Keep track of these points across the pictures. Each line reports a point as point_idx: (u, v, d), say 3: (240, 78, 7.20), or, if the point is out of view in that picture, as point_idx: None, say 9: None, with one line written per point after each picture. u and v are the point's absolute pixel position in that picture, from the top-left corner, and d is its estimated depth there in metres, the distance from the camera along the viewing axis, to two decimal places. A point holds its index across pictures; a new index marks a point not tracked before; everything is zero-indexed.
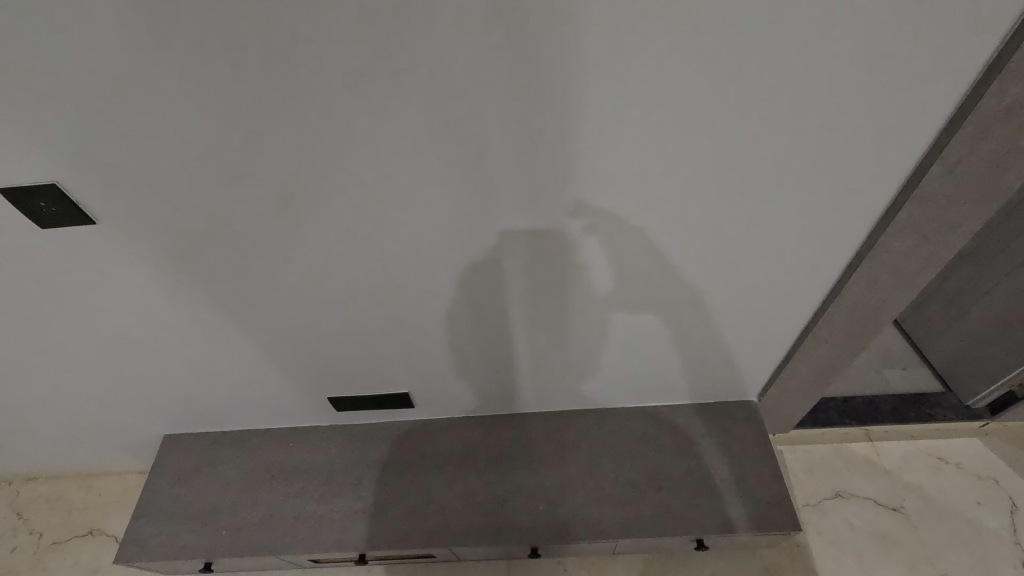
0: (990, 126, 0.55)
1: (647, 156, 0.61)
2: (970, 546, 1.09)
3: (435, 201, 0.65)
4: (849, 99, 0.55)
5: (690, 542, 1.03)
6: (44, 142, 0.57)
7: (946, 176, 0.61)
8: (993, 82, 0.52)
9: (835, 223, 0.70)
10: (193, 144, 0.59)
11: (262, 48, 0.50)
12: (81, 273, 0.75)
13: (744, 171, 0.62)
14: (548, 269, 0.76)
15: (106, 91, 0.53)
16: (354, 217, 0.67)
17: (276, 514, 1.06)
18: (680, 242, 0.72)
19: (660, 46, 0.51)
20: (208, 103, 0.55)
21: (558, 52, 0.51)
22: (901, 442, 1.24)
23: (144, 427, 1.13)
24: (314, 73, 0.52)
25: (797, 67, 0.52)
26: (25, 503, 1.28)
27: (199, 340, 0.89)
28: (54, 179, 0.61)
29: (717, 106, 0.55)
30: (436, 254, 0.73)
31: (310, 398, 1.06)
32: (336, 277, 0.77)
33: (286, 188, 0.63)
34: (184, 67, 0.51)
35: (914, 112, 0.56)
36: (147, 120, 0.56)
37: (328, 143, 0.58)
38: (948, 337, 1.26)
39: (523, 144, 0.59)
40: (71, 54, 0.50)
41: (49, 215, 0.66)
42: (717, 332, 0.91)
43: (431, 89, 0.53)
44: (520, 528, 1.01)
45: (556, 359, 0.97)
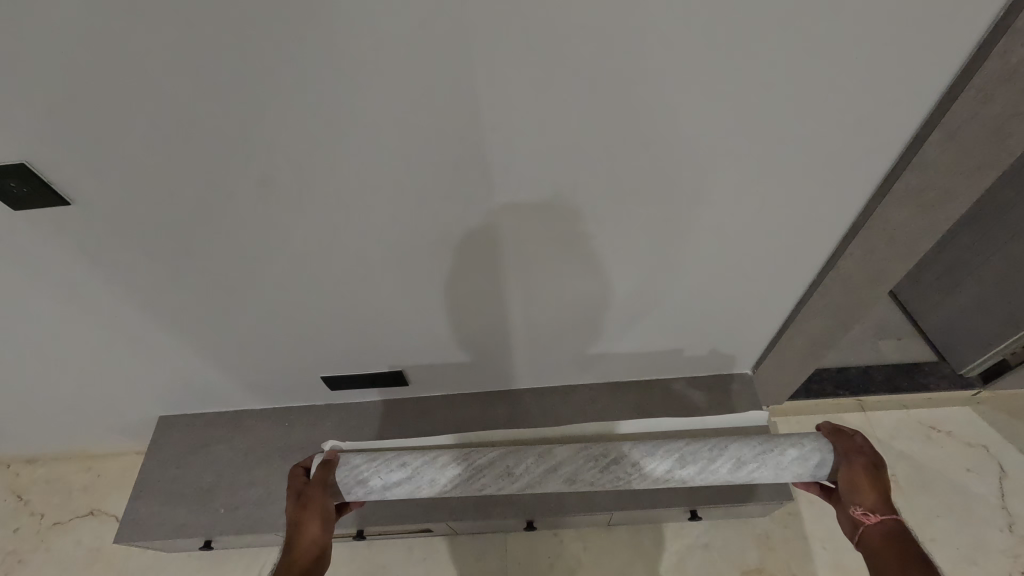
0: (996, 88, 0.53)
1: (639, 126, 0.58)
2: (958, 511, 1.12)
3: (420, 175, 0.63)
4: (851, 64, 0.53)
5: (684, 512, 1.04)
6: (7, 119, 0.55)
7: (946, 144, 0.59)
8: (998, 42, 0.50)
9: (833, 190, 0.68)
10: (163, 118, 0.56)
11: (230, 16, 0.47)
12: (60, 255, 0.74)
13: (740, 138, 0.60)
14: (538, 243, 0.74)
15: (68, 62, 0.50)
16: (339, 194, 0.65)
17: (273, 492, 1.07)
18: (672, 213, 0.71)
19: (653, 8, 0.48)
20: (176, 76, 0.52)
21: (544, 13, 0.48)
22: (893, 412, 1.25)
23: (139, 408, 1.13)
24: (283, 39, 0.49)
25: (796, 30, 0.50)
26: (25, 486, 1.29)
27: (187, 320, 0.88)
28: (22, 158, 0.59)
29: (709, 72, 0.53)
30: (424, 229, 0.71)
31: (305, 377, 1.06)
32: (324, 255, 0.75)
33: (266, 163, 0.61)
34: (148, 34, 0.48)
35: (914, 78, 0.54)
36: (112, 94, 0.53)
37: (307, 118, 0.56)
38: (944, 307, 1.25)
39: (512, 116, 0.57)
40: (26, 23, 0.47)
41: (22, 196, 0.64)
42: (711, 303, 0.91)
43: (413, 59, 0.51)
44: (516, 501, 1.01)
45: (549, 333, 0.96)
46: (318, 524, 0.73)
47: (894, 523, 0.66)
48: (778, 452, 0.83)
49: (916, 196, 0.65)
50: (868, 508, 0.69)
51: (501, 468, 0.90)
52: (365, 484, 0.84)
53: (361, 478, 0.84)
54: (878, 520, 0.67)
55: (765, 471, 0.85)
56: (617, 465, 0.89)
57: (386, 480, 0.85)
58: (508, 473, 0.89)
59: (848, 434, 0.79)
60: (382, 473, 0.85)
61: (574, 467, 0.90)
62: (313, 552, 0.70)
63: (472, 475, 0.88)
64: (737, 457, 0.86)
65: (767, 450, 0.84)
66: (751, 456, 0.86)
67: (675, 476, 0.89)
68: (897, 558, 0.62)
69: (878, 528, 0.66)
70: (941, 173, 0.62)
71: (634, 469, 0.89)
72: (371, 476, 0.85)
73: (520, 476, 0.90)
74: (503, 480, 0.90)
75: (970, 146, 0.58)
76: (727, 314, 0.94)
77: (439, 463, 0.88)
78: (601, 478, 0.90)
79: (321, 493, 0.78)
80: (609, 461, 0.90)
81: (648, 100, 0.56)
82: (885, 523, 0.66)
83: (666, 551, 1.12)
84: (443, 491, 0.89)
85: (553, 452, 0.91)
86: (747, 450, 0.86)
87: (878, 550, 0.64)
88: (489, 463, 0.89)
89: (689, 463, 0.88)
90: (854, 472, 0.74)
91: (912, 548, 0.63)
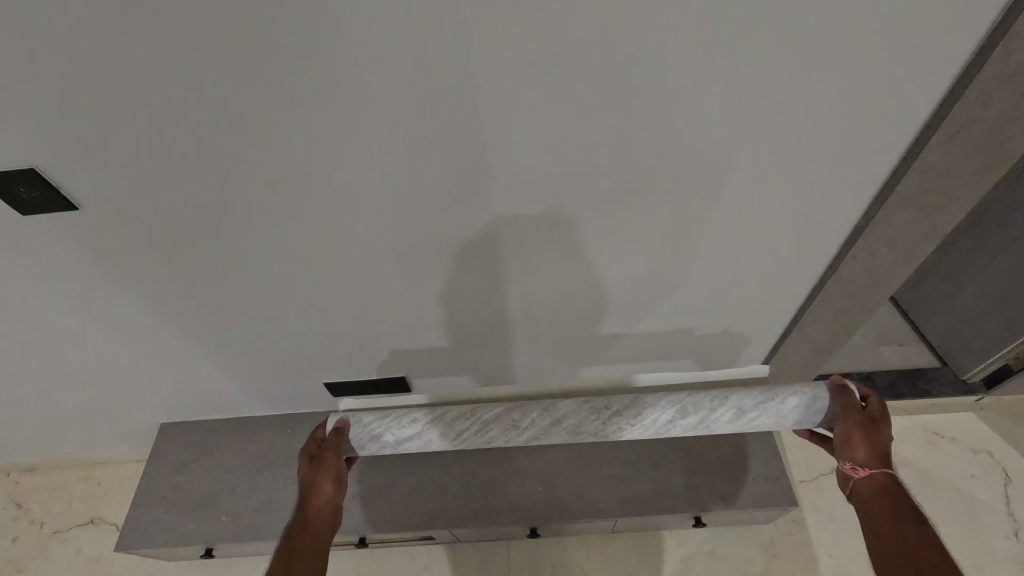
0: (995, 91, 0.54)
1: (644, 130, 0.59)
2: (963, 518, 1.11)
3: (426, 180, 0.63)
4: (853, 70, 0.53)
5: (688, 519, 1.04)
6: (19, 124, 0.55)
7: (946, 147, 0.60)
8: (997, 46, 0.51)
9: (836, 195, 0.68)
10: (172, 124, 0.56)
11: (240, 24, 0.48)
12: (66, 260, 0.74)
13: (743, 143, 0.60)
14: (542, 247, 0.74)
15: (78, 67, 0.50)
16: (345, 199, 0.66)
17: (276, 499, 1.07)
18: (676, 218, 0.71)
19: (659, 16, 0.48)
20: (185, 82, 0.52)
21: (550, 21, 0.49)
22: (897, 417, 1.24)
23: (141, 415, 1.13)
24: (291, 44, 0.49)
25: (799, 37, 0.50)
26: (25, 494, 1.28)
27: (191, 325, 0.88)
28: (32, 164, 0.59)
29: (713, 78, 0.54)
30: (430, 235, 0.72)
31: (308, 383, 1.06)
32: (330, 261, 0.76)
33: (272, 169, 0.62)
34: (160, 41, 0.49)
35: (914, 84, 0.55)
36: (122, 101, 0.53)
37: (316, 124, 0.57)
38: (945, 312, 1.25)
39: (517, 123, 0.57)
40: (40, 30, 0.47)
41: (31, 202, 0.64)
42: (714, 308, 0.91)
43: (421, 66, 0.51)
44: (518, 507, 1.00)
45: (550, 338, 0.96)
46: (332, 485, 0.73)
47: (884, 479, 0.65)
48: (780, 399, 0.83)
49: (918, 199, 0.67)
50: (857, 463, 0.67)
51: (507, 421, 0.88)
52: (377, 439, 0.85)
53: (373, 433, 0.85)
54: (867, 475, 0.66)
55: (765, 418, 0.85)
56: (620, 417, 0.88)
57: (397, 436, 0.86)
58: (514, 427, 0.88)
59: (852, 391, 0.76)
60: (393, 429, 0.86)
61: (578, 420, 0.88)
62: (327, 511, 0.70)
63: (479, 429, 0.88)
64: (738, 406, 0.86)
65: (768, 397, 0.84)
66: (752, 405, 0.85)
67: (676, 427, 0.88)
68: (885, 513, 0.61)
69: (868, 484, 0.64)
70: (941, 176, 0.64)
71: (636, 420, 0.88)
72: (382, 433, 0.85)
73: (527, 428, 0.88)
74: (509, 433, 0.89)
75: (970, 148, 0.60)
76: (731, 319, 0.94)
77: (445, 418, 0.88)
78: (604, 430, 0.88)
79: (336, 457, 0.77)
80: (614, 413, 0.88)
81: (652, 106, 0.56)
82: (874, 478, 0.65)
83: (671, 558, 1.11)
84: (452, 444, 0.89)
85: (558, 406, 0.89)
86: (748, 399, 0.85)
87: (867, 506, 0.63)
88: (496, 417, 0.88)
89: (690, 414, 0.87)
90: (849, 427, 0.71)
91: (901, 502, 0.62)
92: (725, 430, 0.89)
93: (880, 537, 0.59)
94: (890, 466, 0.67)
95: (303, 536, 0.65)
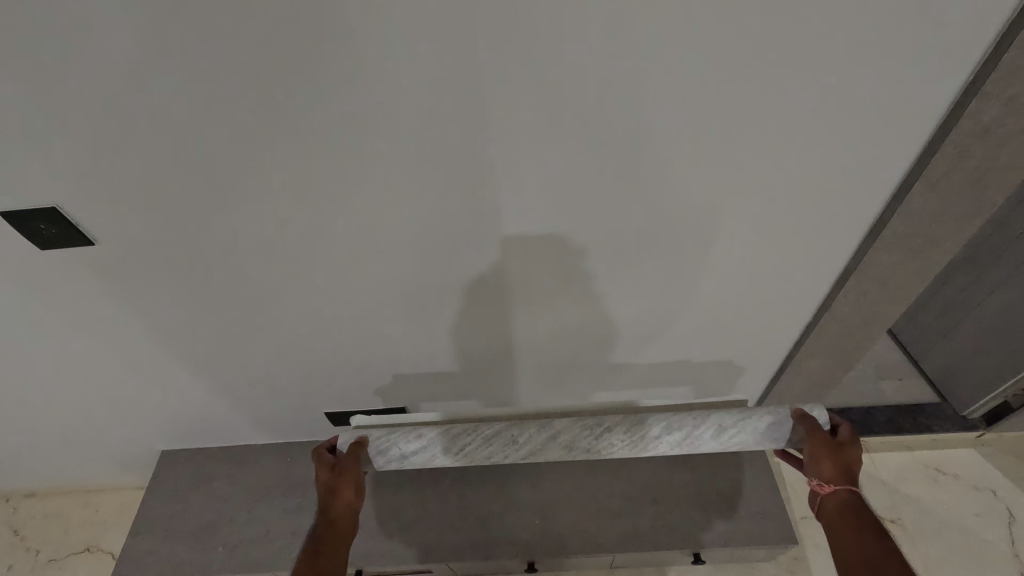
0: (972, 143, 0.57)
1: (638, 176, 0.61)
2: (969, 558, 1.09)
3: (428, 218, 0.66)
4: (833, 125, 0.56)
5: (687, 556, 1.02)
6: (43, 166, 0.59)
7: (928, 193, 0.63)
8: (971, 103, 0.53)
9: (827, 238, 0.70)
10: (187, 167, 0.60)
11: (256, 76, 0.51)
12: (80, 290, 0.77)
13: (734, 188, 0.63)
14: (542, 281, 0.76)
15: (104, 114, 0.54)
16: (351, 236, 0.68)
17: (273, 529, 1.06)
18: (669, 256, 0.73)
19: (648, 79, 0.52)
20: (201, 130, 0.56)
21: (546, 79, 0.52)
22: (897, 453, 1.23)
23: (142, 443, 1.14)
24: (307, 97, 0.53)
25: (780, 97, 0.53)
26: (21, 520, 1.27)
27: (195, 354, 0.90)
28: (52, 201, 0.62)
29: (701, 129, 0.56)
30: (433, 271, 0.74)
31: (308, 413, 1.07)
32: (335, 293, 0.78)
33: (281, 208, 0.65)
34: (182, 95, 0.52)
35: (892, 138, 0.57)
36: (141, 145, 0.57)
37: (325, 169, 0.60)
38: (943, 348, 1.25)
39: (515, 168, 0.60)
40: (72, 84, 0.51)
41: (49, 237, 0.67)
42: (710, 344, 0.92)
43: (425, 117, 0.55)
44: (516, 540, 1.00)
45: (549, 370, 0.97)
46: (353, 491, 0.73)
47: (848, 496, 0.65)
48: (756, 418, 0.85)
49: (903, 241, 0.69)
50: (823, 479, 0.68)
51: (506, 437, 0.89)
52: (383, 453, 0.86)
53: (382, 447, 0.85)
54: (832, 491, 0.66)
55: (744, 435, 0.87)
56: (612, 433, 0.88)
57: (404, 450, 0.87)
58: (513, 442, 0.88)
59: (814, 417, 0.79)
60: (400, 443, 0.86)
61: (572, 436, 0.88)
62: (349, 518, 0.70)
63: (479, 445, 0.89)
64: (718, 423, 0.87)
65: (744, 415, 0.86)
66: (731, 423, 0.87)
67: (663, 442, 0.88)
68: (848, 528, 0.62)
69: (834, 500, 0.65)
70: (924, 220, 0.66)
71: (630, 435, 0.88)
72: (389, 447, 0.86)
73: (524, 444, 0.89)
74: (508, 447, 0.89)
75: (949, 194, 0.63)
76: (728, 354, 0.95)
77: (450, 432, 0.88)
78: (596, 445, 0.89)
79: (357, 464, 0.77)
80: (606, 430, 0.88)
81: (645, 155, 0.59)
82: (838, 494, 0.65)
83: None
84: (452, 461, 0.90)
85: (553, 422, 0.89)
86: (728, 417, 0.87)
87: (832, 521, 0.64)
88: (496, 433, 0.89)
89: (676, 430, 0.88)
90: (817, 446, 0.72)
91: (865, 519, 0.62)
92: (709, 448, 0.90)
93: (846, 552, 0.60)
94: (855, 484, 0.67)
95: (330, 536, 0.67)
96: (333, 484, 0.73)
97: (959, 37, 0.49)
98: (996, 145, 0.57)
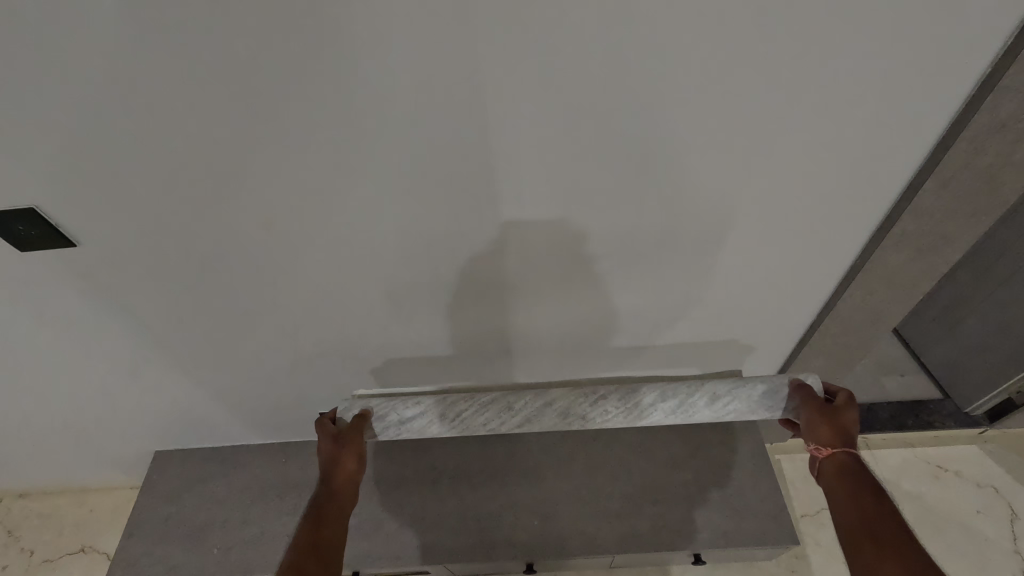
0: (987, 138, 0.56)
1: (643, 172, 0.60)
2: (970, 555, 1.09)
3: (424, 215, 0.64)
4: (842, 120, 0.54)
5: (688, 557, 1.01)
6: (20, 166, 0.56)
7: (940, 190, 0.61)
8: (986, 98, 0.52)
9: (834, 234, 0.68)
10: (171, 166, 0.57)
11: (243, 71, 0.49)
12: (64, 291, 0.75)
13: (736, 185, 0.61)
14: (543, 278, 0.75)
15: (81, 112, 0.52)
16: (345, 235, 0.67)
17: (269, 531, 1.05)
18: (670, 253, 0.71)
19: (652, 74, 0.50)
20: (184, 127, 0.54)
21: (548, 76, 0.50)
22: (898, 450, 1.22)
23: (135, 443, 1.12)
24: (297, 94, 0.51)
25: (786, 92, 0.52)
26: (15, 521, 1.26)
27: (185, 354, 0.88)
28: (32, 204, 0.61)
29: (705, 125, 0.54)
30: (431, 269, 0.73)
31: (303, 412, 1.06)
32: (330, 293, 0.77)
33: (271, 207, 0.63)
34: (166, 92, 0.50)
35: (903, 134, 0.56)
36: (122, 143, 0.55)
37: (318, 167, 0.58)
38: (946, 343, 1.24)
39: (515, 165, 0.58)
40: (46, 80, 0.49)
41: (28, 238, 0.65)
42: (711, 341, 0.90)
43: (419, 112, 0.53)
44: (515, 542, 0.99)
45: (550, 363, 0.96)
46: (354, 462, 0.72)
47: (845, 458, 0.64)
48: (748, 386, 0.84)
49: (912, 239, 0.68)
50: (821, 443, 0.67)
51: (502, 403, 0.88)
52: (382, 419, 0.85)
53: (381, 413, 0.85)
54: (829, 454, 0.65)
55: (738, 403, 0.86)
56: (607, 400, 0.87)
57: (402, 416, 0.86)
58: (509, 409, 0.88)
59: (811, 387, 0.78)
60: (399, 409, 0.86)
61: (568, 402, 0.88)
62: (349, 488, 0.69)
63: (475, 410, 0.88)
64: (712, 392, 0.87)
65: (738, 384, 0.86)
66: (725, 391, 0.86)
67: (658, 410, 0.87)
68: (847, 492, 0.61)
69: (830, 463, 0.64)
70: (935, 217, 0.65)
71: (625, 402, 0.87)
72: (389, 412, 0.85)
73: (521, 411, 0.88)
74: (504, 415, 0.89)
75: (962, 191, 0.61)
76: (731, 350, 0.93)
77: (448, 399, 0.88)
78: (592, 413, 0.88)
79: (359, 434, 0.76)
80: (601, 397, 0.87)
81: (647, 150, 0.57)
82: (836, 457, 0.65)
83: None
84: (450, 430, 0.89)
85: (549, 390, 0.89)
86: (722, 385, 0.86)
87: (830, 488, 0.63)
88: (492, 400, 0.88)
89: (670, 398, 0.87)
90: (811, 414, 0.71)
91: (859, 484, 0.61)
92: (704, 417, 0.89)
93: (843, 516, 0.59)
94: (854, 447, 0.66)
95: (328, 505, 0.66)
96: (334, 452, 0.72)
97: (976, 30, 0.47)
98: (1011, 142, 0.56)
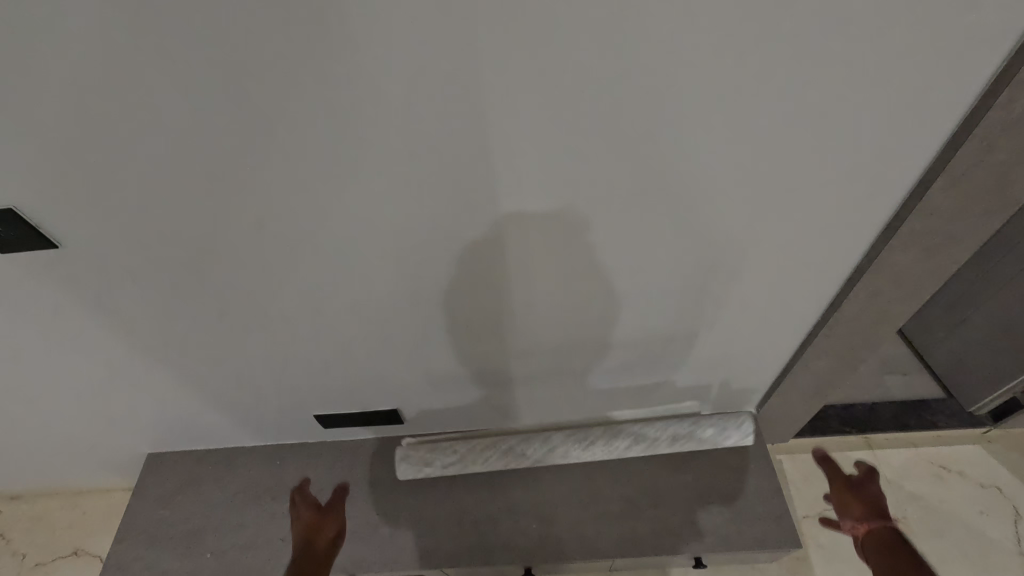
0: (1002, 136, 0.54)
1: (645, 171, 0.58)
2: (973, 557, 1.08)
3: (419, 216, 0.62)
4: (849, 114, 0.53)
5: (688, 560, 1.00)
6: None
7: (950, 189, 0.60)
8: (1001, 92, 0.50)
9: (838, 233, 0.67)
10: (152, 164, 0.55)
11: (224, 66, 0.47)
12: (48, 293, 0.73)
13: (740, 184, 0.60)
14: (542, 281, 0.73)
15: (54, 109, 0.50)
16: (336, 237, 0.65)
17: (263, 535, 1.04)
18: (671, 255, 0.70)
19: (654, 68, 0.48)
20: (163, 124, 0.51)
21: (545, 72, 0.48)
22: (901, 450, 1.21)
23: (127, 446, 1.11)
24: (282, 89, 0.49)
25: (792, 86, 0.50)
26: (7, 523, 1.25)
27: (175, 356, 0.87)
28: (10, 204, 0.59)
29: (708, 121, 0.53)
30: (427, 271, 0.71)
31: (298, 415, 1.04)
32: (322, 295, 0.75)
33: (258, 208, 0.61)
34: (143, 88, 0.48)
35: (911, 129, 0.54)
36: (99, 141, 0.53)
37: (306, 166, 0.56)
38: (949, 342, 1.23)
39: (512, 165, 0.56)
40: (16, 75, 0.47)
41: (7, 239, 0.63)
42: (713, 343, 0.89)
43: (411, 109, 0.51)
44: (514, 546, 0.98)
45: (547, 369, 0.94)
46: (332, 532, 0.86)
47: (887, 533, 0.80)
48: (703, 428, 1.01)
49: (920, 240, 0.66)
50: (859, 522, 0.84)
51: (517, 449, 1.02)
52: (422, 464, 1.02)
53: (422, 458, 1.01)
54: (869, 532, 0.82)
55: (695, 441, 1.01)
56: (601, 443, 1.01)
57: (438, 462, 1.01)
58: (524, 454, 1.01)
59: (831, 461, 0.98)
60: (436, 457, 1.01)
61: (572, 447, 1.01)
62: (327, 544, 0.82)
63: (497, 456, 1.01)
64: (674, 433, 1.01)
65: (695, 424, 1.01)
66: (684, 434, 1.01)
67: (633, 450, 1.01)
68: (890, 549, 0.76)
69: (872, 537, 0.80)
70: (945, 217, 0.63)
71: (617, 445, 1.01)
72: (428, 458, 1.01)
73: (534, 455, 1.02)
74: (520, 459, 1.02)
75: (974, 191, 0.59)
76: (733, 352, 0.92)
77: (473, 449, 1.02)
78: (591, 455, 1.02)
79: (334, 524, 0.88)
80: (598, 441, 1.01)
81: (649, 149, 0.55)
82: (876, 533, 0.80)
83: None
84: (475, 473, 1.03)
85: (554, 435, 1.02)
86: (682, 428, 1.01)
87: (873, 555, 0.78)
88: (509, 448, 1.01)
89: (642, 440, 1.01)
90: (843, 497, 0.90)
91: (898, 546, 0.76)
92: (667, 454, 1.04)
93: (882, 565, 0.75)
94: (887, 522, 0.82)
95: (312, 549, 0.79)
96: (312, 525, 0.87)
97: (990, 20, 0.45)
98: None
